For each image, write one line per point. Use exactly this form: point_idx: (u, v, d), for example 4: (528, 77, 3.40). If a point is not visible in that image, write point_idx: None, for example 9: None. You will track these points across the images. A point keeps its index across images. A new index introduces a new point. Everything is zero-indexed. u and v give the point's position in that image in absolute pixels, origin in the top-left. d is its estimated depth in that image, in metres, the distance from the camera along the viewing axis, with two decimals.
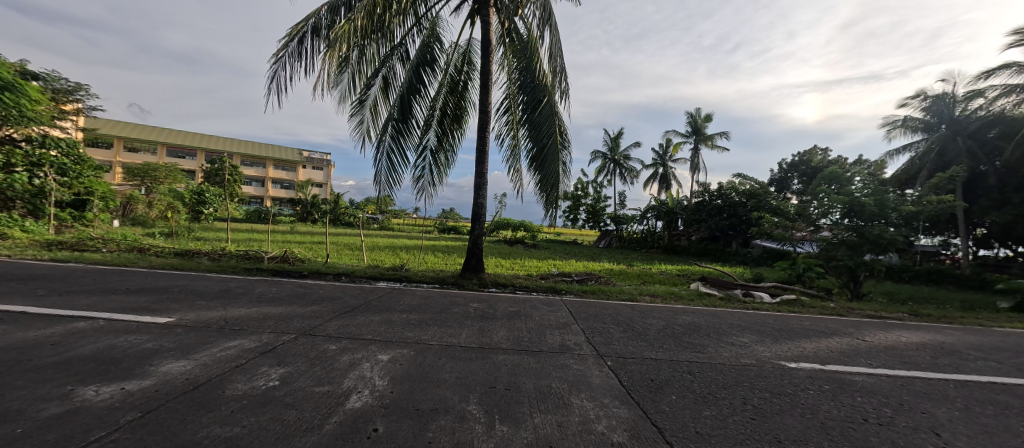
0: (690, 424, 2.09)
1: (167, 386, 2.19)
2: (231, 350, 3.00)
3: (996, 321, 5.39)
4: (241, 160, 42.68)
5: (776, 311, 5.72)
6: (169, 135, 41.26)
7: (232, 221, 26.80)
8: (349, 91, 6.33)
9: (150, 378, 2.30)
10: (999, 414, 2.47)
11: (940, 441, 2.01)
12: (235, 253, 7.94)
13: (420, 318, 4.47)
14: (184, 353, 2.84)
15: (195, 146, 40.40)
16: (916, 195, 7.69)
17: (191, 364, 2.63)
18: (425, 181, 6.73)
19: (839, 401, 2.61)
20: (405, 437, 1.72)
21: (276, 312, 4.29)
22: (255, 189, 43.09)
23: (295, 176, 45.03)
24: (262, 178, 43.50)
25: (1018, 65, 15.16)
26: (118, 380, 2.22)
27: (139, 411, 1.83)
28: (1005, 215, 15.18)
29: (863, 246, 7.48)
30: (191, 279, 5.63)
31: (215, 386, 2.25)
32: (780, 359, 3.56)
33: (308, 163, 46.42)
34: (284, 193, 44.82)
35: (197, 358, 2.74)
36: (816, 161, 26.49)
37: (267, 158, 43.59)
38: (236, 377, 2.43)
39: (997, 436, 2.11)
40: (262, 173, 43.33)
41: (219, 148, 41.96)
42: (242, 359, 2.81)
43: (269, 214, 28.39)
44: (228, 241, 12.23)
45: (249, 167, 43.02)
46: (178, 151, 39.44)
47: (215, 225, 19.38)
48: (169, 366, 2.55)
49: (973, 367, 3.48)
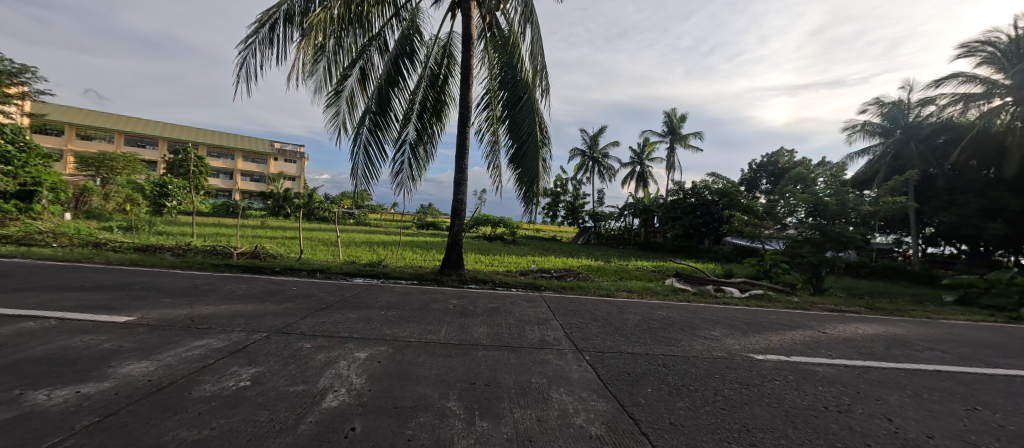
0: (666, 416, 2.15)
1: (128, 389, 2.08)
2: (197, 349, 2.86)
3: (942, 314, 5.79)
4: (208, 150, 40.58)
5: (745, 305, 5.97)
6: (127, 123, 38.71)
7: (197, 214, 25.48)
8: (324, 80, 6.10)
9: (109, 380, 2.17)
10: (944, 400, 2.67)
11: (893, 426, 2.16)
12: (200, 248, 7.55)
13: (398, 315, 4.41)
14: (147, 354, 2.70)
15: (156, 135, 38.11)
16: (874, 195, 8.06)
17: (153, 365, 2.49)
18: (403, 176, 6.61)
19: (802, 390, 2.75)
20: (383, 434, 1.70)
21: (247, 310, 4.15)
22: (222, 181, 41.09)
23: (266, 168, 43.11)
24: (230, 170, 41.65)
25: (964, 75, 16.27)
26: (73, 383, 2.09)
27: (98, 415, 1.72)
28: (951, 215, 16.61)
29: (826, 244, 7.84)
30: (154, 276, 5.33)
31: (180, 388, 2.14)
32: (748, 352, 3.71)
33: (280, 155, 44.69)
34: (255, 186, 43.00)
35: (161, 359, 2.61)
36: (782, 162, 27.81)
37: (235, 149, 41.70)
38: (203, 378, 2.32)
39: (943, 421, 2.28)
40: (230, 165, 41.47)
41: (183, 137, 39.62)
42: (210, 359, 2.69)
43: (238, 208, 27.14)
44: (192, 235, 11.68)
45: (215, 158, 41.04)
46: (138, 139, 37.20)
47: (175, 219, 18.26)
48: (131, 367, 2.42)
49: (922, 357, 3.75)
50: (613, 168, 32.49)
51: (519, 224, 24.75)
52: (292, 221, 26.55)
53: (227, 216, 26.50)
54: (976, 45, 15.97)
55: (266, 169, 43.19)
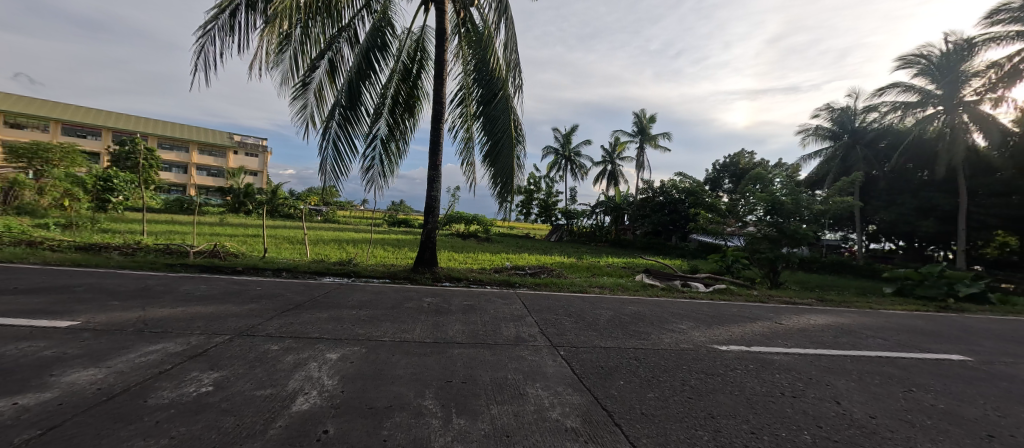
0: (637, 406, 2.24)
1: (74, 398, 1.92)
2: (152, 355, 2.69)
3: (883, 305, 6.32)
4: (159, 142, 37.89)
5: (709, 299, 6.29)
6: (64, 111, 35.43)
7: (147, 211, 23.75)
8: (291, 71, 5.84)
9: (50, 390, 2.00)
10: (884, 383, 2.93)
11: (842, 408, 2.35)
12: (152, 247, 7.06)
13: (371, 314, 4.33)
14: (93, 361, 2.50)
15: (98, 124, 35.13)
16: (824, 195, 8.63)
17: (103, 372, 2.32)
18: (374, 172, 6.45)
19: (761, 378, 2.93)
20: (358, 436, 1.67)
21: (207, 312, 3.93)
22: (174, 175, 38.53)
23: (225, 162, 40.75)
24: (184, 163, 39.11)
25: (903, 85, 17.64)
26: (8, 395, 1.91)
27: (39, 427, 1.59)
28: (889, 213, 18.99)
29: (782, 240, 8.34)
30: (100, 277, 4.93)
31: (134, 396, 2.01)
32: (712, 343, 3.90)
33: (240, 148, 42.33)
34: (212, 181, 40.49)
35: (111, 366, 2.43)
36: (743, 162, 29.29)
37: (190, 140, 39.16)
38: (161, 384, 2.19)
39: (883, 402, 2.50)
40: (184, 159, 38.96)
41: (130, 128, 36.72)
42: (167, 365, 2.54)
43: (193, 204, 25.58)
44: (140, 234, 10.92)
45: (167, 150, 38.45)
46: (77, 129, 34.19)
47: (122, 216, 16.92)
48: (77, 376, 2.24)
49: (866, 344, 4.08)
50: (585, 167, 32.99)
51: (492, 221, 24.76)
52: (254, 218, 25.24)
53: (181, 213, 24.91)
54: (911, 58, 17.37)
55: (225, 163, 40.77)
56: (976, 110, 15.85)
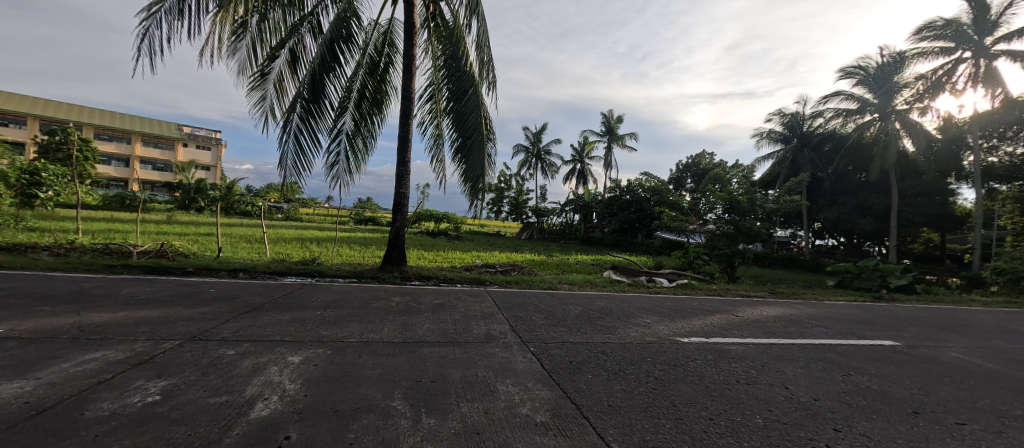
0: (604, 398, 2.31)
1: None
2: (90, 364, 2.47)
3: (826, 296, 6.89)
4: (95, 132, 34.69)
5: (671, 293, 6.59)
6: None
7: (82, 209, 21.73)
8: (248, 60, 5.51)
9: None
10: (827, 368, 3.18)
11: (790, 393, 2.53)
12: (88, 247, 6.49)
13: (337, 314, 4.20)
14: (18, 372, 2.27)
15: (22, 111, 31.62)
16: (776, 195, 9.25)
17: (30, 385, 2.11)
18: (340, 168, 6.24)
19: (720, 367, 3.10)
20: (322, 440, 1.63)
21: (154, 316, 3.67)
22: (114, 169, 35.41)
23: (174, 156, 37.90)
24: (126, 156, 36.04)
25: (845, 94, 19.08)
26: None
27: None
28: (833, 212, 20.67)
29: (738, 237, 8.83)
30: (25, 280, 4.47)
31: (69, 409, 1.85)
32: (675, 336, 4.09)
33: (191, 141, 39.36)
34: (158, 176, 37.46)
35: (40, 377, 2.21)
36: (703, 163, 30.65)
37: (132, 131, 36.08)
38: (100, 395, 2.02)
39: (826, 385, 2.73)
40: (126, 151, 35.90)
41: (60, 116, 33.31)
42: (108, 374, 2.34)
43: (136, 200, 23.66)
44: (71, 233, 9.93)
45: (105, 141, 35.29)
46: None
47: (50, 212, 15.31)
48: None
49: (811, 333, 4.43)
50: (555, 166, 33.41)
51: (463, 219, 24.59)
52: (207, 216, 23.68)
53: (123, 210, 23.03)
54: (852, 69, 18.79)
55: (174, 156, 37.87)
56: (907, 118, 17.34)
